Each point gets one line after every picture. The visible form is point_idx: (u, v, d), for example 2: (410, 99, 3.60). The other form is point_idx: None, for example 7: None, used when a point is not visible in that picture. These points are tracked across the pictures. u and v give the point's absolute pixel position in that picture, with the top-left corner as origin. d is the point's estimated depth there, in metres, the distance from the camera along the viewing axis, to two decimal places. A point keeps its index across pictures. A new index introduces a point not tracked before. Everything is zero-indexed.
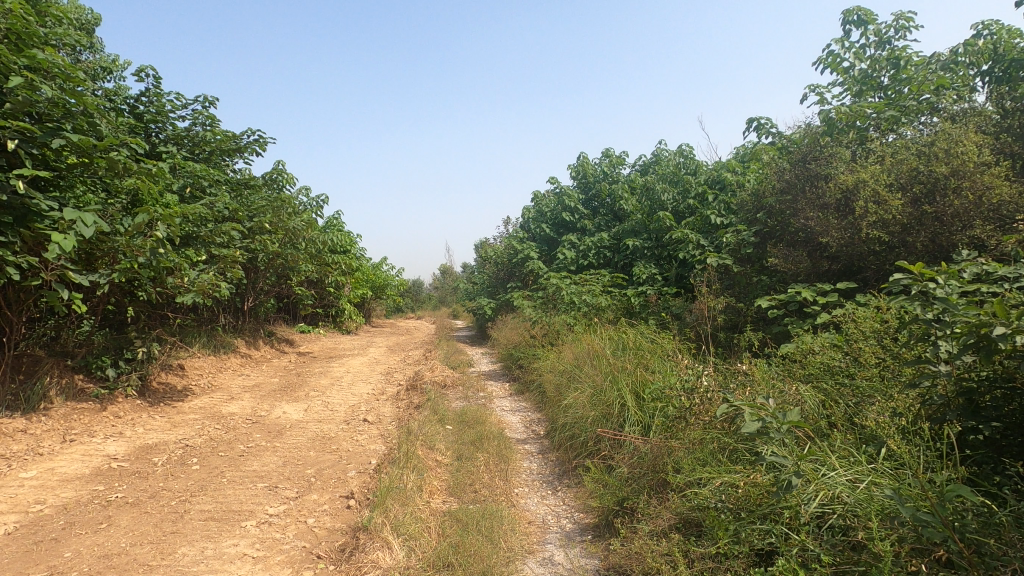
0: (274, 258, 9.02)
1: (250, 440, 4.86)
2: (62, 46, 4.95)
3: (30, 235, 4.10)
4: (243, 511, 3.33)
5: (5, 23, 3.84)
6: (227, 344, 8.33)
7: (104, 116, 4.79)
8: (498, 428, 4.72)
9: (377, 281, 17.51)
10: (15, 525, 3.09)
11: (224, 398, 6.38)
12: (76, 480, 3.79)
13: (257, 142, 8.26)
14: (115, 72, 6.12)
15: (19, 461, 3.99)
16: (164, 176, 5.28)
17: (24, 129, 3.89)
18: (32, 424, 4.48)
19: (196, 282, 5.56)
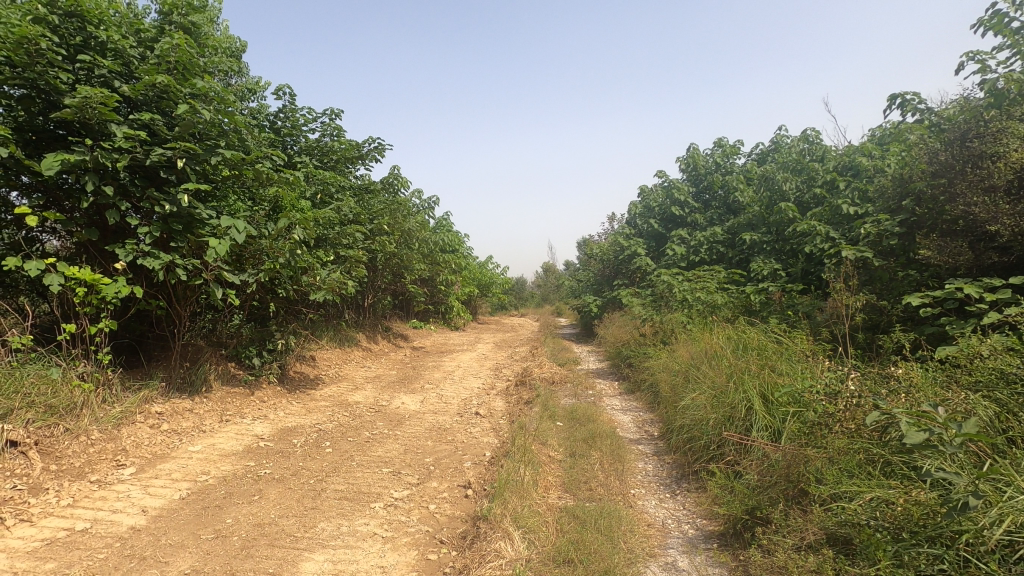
0: (391, 258, 9.60)
1: (374, 427, 5.22)
2: (217, 74, 5.61)
3: (193, 240, 4.68)
4: (371, 493, 3.58)
5: (175, 57, 4.43)
6: (350, 338, 9.02)
7: (251, 133, 5.37)
8: (610, 426, 4.66)
9: (483, 280, 18.01)
10: (187, 491, 3.56)
11: (350, 387, 6.91)
12: (232, 455, 4.29)
13: (376, 148, 8.83)
14: (259, 92, 6.83)
15: (188, 436, 4.59)
16: (300, 185, 5.81)
17: (190, 149, 4.46)
18: (197, 405, 5.13)
19: (326, 280, 6.07)
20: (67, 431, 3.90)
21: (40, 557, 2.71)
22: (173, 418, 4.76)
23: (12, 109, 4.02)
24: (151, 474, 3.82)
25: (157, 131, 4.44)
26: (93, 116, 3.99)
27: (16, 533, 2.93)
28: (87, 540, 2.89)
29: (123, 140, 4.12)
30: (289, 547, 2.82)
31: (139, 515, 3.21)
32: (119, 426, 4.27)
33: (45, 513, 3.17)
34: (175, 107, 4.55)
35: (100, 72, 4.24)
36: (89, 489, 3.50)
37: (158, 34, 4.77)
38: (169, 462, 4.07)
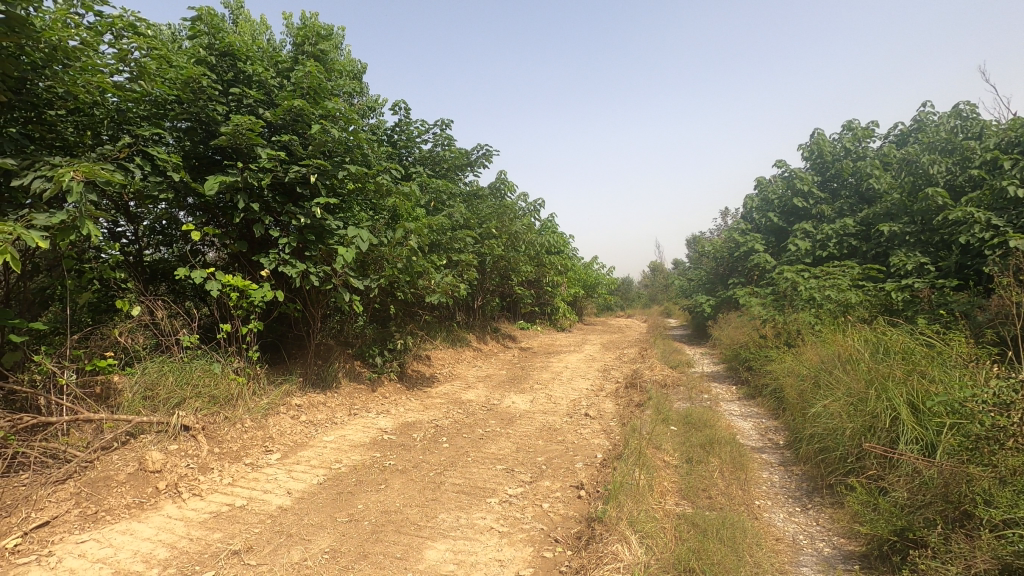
0: (499, 261, 9.84)
1: (487, 425, 5.38)
2: (343, 96, 6.12)
3: (325, 249, 5.13)
4: (487, 489, 3.70)
5: (307, 83, 4.89)
6: (462, 339, 9.39)
7: (372, 148, 5.78)
8: (730, 433, 4.42)
9: (588, 280, 17.88)
10: (324, 477, 3.92)
11: (462, 386, 7.19)
12: (360, 446, 4.64)
13: (484, 154, 9.11)
14: (378, 109, 7.33)
15: (322, 426, 5.05)
16: (416, 194, 6.15)
17: (322, 166, 4.88)
18: (329, 399, 5.63)
19: (440, 284, 6.37)
20: (226, 418, 4.46)
21: (209, 528, 3.12)
22: (310, 410, 5.26)
23: (180, 140, 4.65)
24: (294, 460, 4.26)
25: (294, 151, 4.93)
26: (243, 141, 4.51)
27: (190, 505, 3.40)
28: (245, 515, 3.28)
29: (266, 160, 4.62)
30: (414, 534, 3.00)
31: (285, 496, 3.59)
32: (267, 416, 4.80)
33: (211, 489, 3.65)
34: (308, 129, 5.02)
35: (247, 102, 4.80)
36: (245, 470, 3.97)
37: (292, 64, 5.30)
38: (308, 450, 4.50)
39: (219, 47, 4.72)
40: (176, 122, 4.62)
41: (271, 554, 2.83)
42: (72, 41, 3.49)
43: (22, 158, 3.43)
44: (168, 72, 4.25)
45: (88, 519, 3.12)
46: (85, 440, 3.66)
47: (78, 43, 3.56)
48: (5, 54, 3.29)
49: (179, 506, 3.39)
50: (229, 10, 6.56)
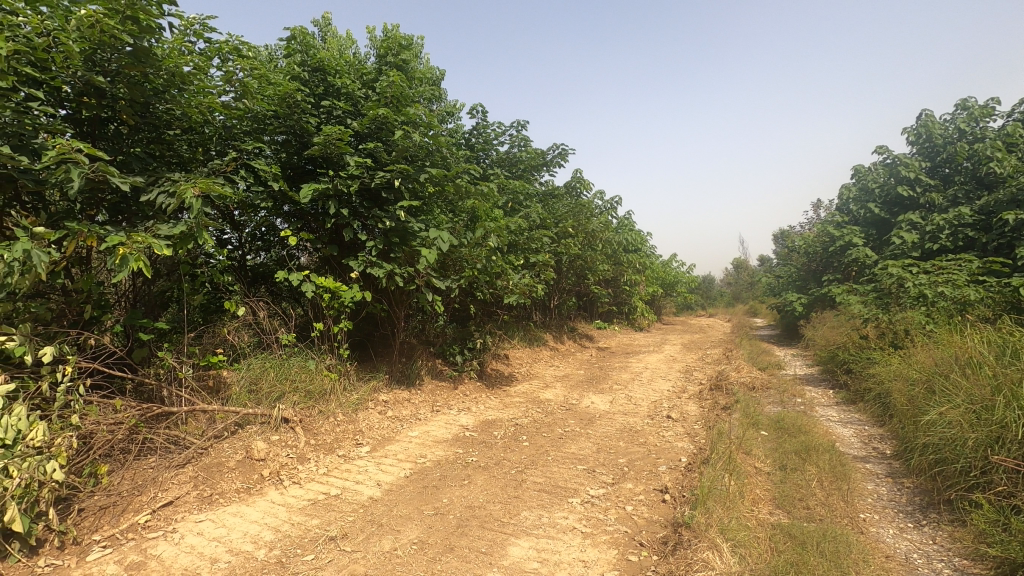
0: (576, 260, 9.77)
1: (566, 425, 5.36)
2: (423, 103, 6.33)
3: (408, 251, 5.32)
4: (568, 488, 3.69)
5: (391, 92, 5.09)
6: (539, 338, 9.42)
7: (452, 152, 5.93)
8: (828, 440, 4.14)
9: (667, 279, 17.36)
10: (410, 470, 4.07)
11: (541, 385, 7.22)
12: (444, 442, 4.78)
13: (560, 153, 9.09)
14: (456, 114, 7.51)
15: (407, 422, 5.25)
16: (494, 195, 6.24)
17: (405, 170, 5.07)
18: (413, 395, 5.84)
19: (518, 284, 6.43)
20: (320, 412, 4.75)
21: (308, 514, 3.34)
22: (396, 406, 5.48)
23: (277, 152, 5.00)
24: (382, 453, 4.46)
25: (379, 158, 5.16)
26: (333, 150, 4.77)
27: (291, 492, 3.65)
28: (339, 504, 3.48)
29: (355, 168, 4.86)
30: (497, 530, 3.05)
31: (375, 487, 3.76)
32: (356, 411, 5.06)
33: (309, 478, 3.90)
34: (391, 136, 5.22)
35: (336, 114, 5.07)
36: (338, 461, 4.21)
37: (377, 75, 5.54)
38: (395, 444, 4.69)
39: (311, 63, 5.03)
40: (274, 135, 4.96)
41: (364, 542, 2.98)
42: (187, 67, 3.85)
43: (148, 175, 3.82)
44: (267, 89, 4.57)
45: (204, 500, 3.42)
46: (200, 429, 4.03)
47: (192, 69, 3.92)
48: (134, 82, 3.68)
49: (281, 492, 3.65)
50: (318, 28, 6.98)
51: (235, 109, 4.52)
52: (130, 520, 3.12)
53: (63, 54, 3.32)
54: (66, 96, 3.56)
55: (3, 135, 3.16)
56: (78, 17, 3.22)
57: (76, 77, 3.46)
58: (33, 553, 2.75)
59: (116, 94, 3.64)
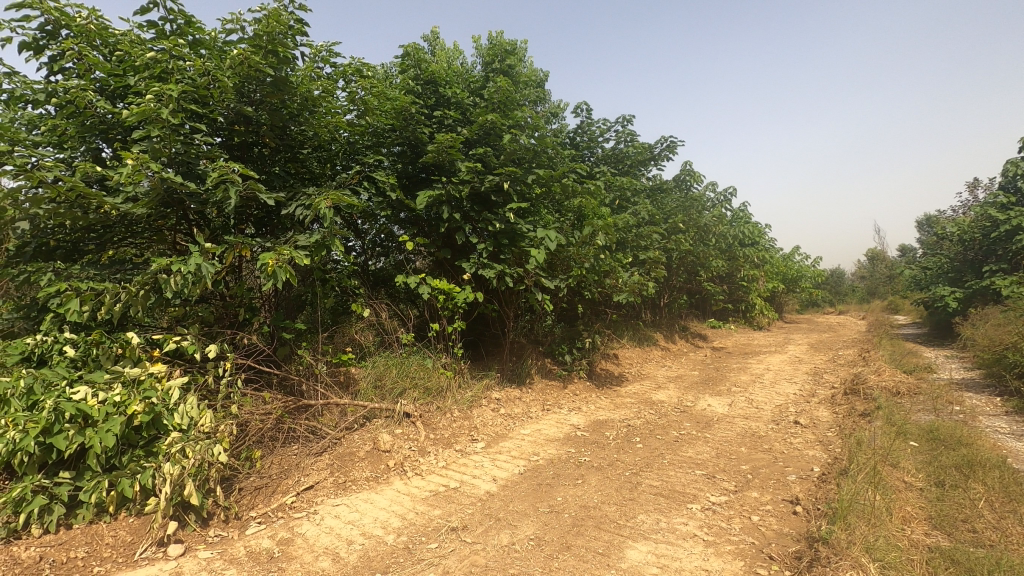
0: (687, 256, 9.37)
1: (682, 428, 5.17)
2: (528, 106, 6.41)
3: (517, 252, 5.41)
4: (687, 494, 3.55)
5: (498, 97, 5.22)
6: (649, 338, 9.16)
7: (558, 151, 5.95)
8: (998, 455, 3.59)
9: (789, 274, 16.09)
10: (524, 467, 4.15)
11: (653, 385, 7.02)
12: (556, 441, 4.81)
13: (668, 146, 8.78)
14: (560, 114, 7.52)
15: (520, 420, 5.34)
16: (601, 193, 6.16)
17: (513, 173, 5.17)
18: (525, 394, 5.94)
19: (627, 282, 6.28)
20: (438, 408, 5.00)
21: (431, 504, 3.52)
22: (508, 404, 5.61)
23: (395, 163, 5.33)
24: (496, 450, 4.58)
25: (488, 162, 5.30)
26: (445, 158, 4.99)
27: (414, 483, 3.87)
28: (459, 497, 3.63)
29: (465, 173, 5.05)
30: (613, 532, 3.02)
31: (492, 482, 3.88)
32: (471, 408, 5.25)
33: (429, 470, 4.11)
34: (499, 140, 5.35)
35: (447, 122, 5.30)
36: (456, 456, 4.39)
37: (483, 82, 5.71)
38: (508, 441, 4.80)
39: (423, 76, 5.30)
40: (391, 148, 5.30)
41: (484, 534, 3.08)
42: (317, 91, 4.23)
43: (287, 191, 4.26)
44: (385, 105, 4.87)
45: (339, 486, 3.74)
46: (334, 421, 4.41)
47: (321, 92, 4.29)
48: (274, 109, 4.12)
49: (405, 482, 3.89)
50: (428, 43, 7.33)
51: (357, 125, 4.88)
52: (279, 500, 3.49)
53: (219, 89, 3.81)
54: (221, 125, 4.07)
55: (175, 165, 3.70)
56: (231, 57, 3.67)
57: (229, 109, 3.94)
58: (204, 524, 3.18)
59: (260, 121, 4.09)
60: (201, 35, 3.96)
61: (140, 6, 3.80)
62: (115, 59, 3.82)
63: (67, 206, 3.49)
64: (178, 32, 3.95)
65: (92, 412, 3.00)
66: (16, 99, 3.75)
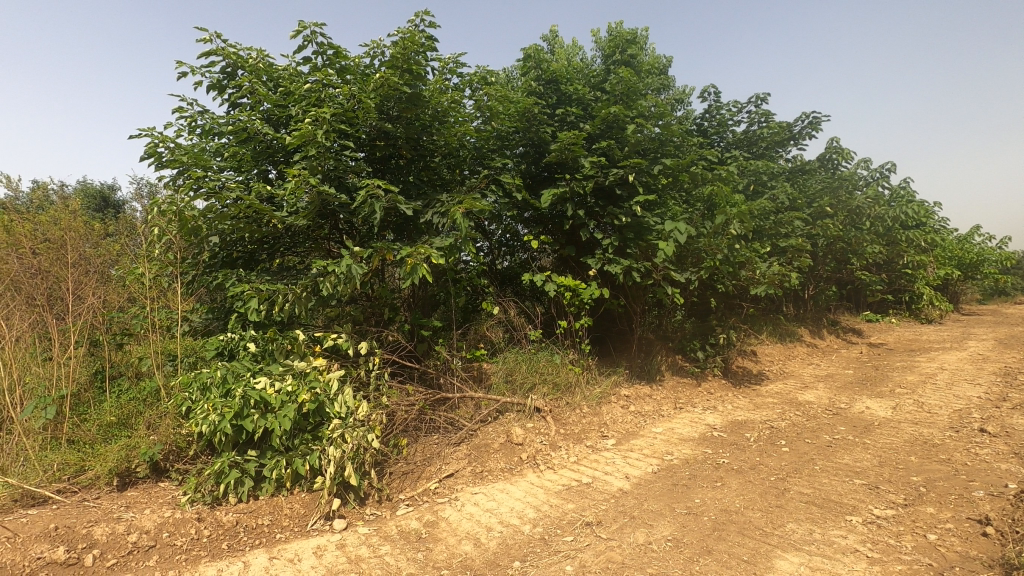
0: (835, 243, 8.47)
1: (836, 431, 4.70)
2: (652, 94, 6.21)
3: (645, 246, 5.27)
4: (845, 504, 3.23)
5: (621, 89, 5.13)
6: (792, 333, 8.44)
7: (685, 139, 5.70)
8: None
9: (967, 258, 13.85)
10: (658, 466, 4.05)
11: (798, 385, 6.45)
12: (690, 440, 4.63)
13: (811, 122, 8.00)
14: (686, 99, 7.19)
15: (651, 418, 5.22)
16: (734, 179, 5.80)
17: (638, 165, 5.04)
18: (655, 391, 5.79)
19: (767, 273, 5.83)
20: (567, 404, 5.06)
21: (564, 498, 3.58)
22: (638, 401, 5.51)
23: (519, 164, 5.47)
24: (628, 447, 4.52)
25: (612, 156, 5.23)
26: (569, 155, 5.01)
27: (547, 476, 3.96)
28: (592, 492, 3.64)
29: (589, 169, 5.03)
30: (759, 539, 2.84)
31: (625, 479, 3.84)
32: (600, 404, 5.24)
33: (561, 464, 4.16)
34: (623, 132, 5.25)
35: (569, 119, 5.32)
36: (587, 451, 4.40)
37: (605, 75, 5.65)
38: (640, 439, 4.71)
39: (545, 76, 5.37)
40: (515, 149, 5.44)
41: (619, 531, 3.06)
42: (447, 102, 4.48)
43: (423, 199, 4.56)
44: (509, 109, 5.02)
45: (477, 475, 3.94)
46: (469, 413, 4.65)
47: (450, 102, 4.54)
48: (410, 123, 4.45)
49: (538, 475, 3.98)
50: (548, 42, 7.41)
51: (483, 130, 5.08)
52: (424, 486, 3.76)
53: (363, 110, 4.20)
54: (365, 142, 4.48)
55: (329, 181, 4.14)
56: (373, 79, 4.03)
57: (371, 126, 4.34)
58: (361, 503, 3.53)
59: (397, 135, 4.43)
60: (347, 62, 4.39)
61: (297, 44, 4.31)
62: (278, 91, 4.37)
63: (245, 222, 4.06)
64: (327, 62, 4.41)
65: (270, 400, 3.46)
66: (206, 133, 4.45)
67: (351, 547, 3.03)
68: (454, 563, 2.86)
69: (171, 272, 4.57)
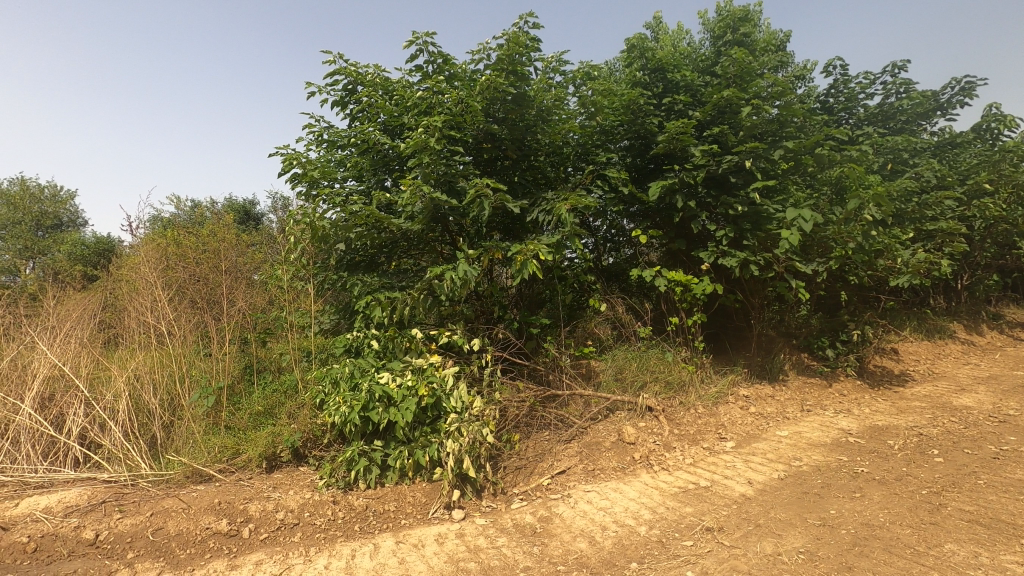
0: (997, 224, 7.35)
1: (1003, 441, 4.08)
2: (769, 73, 5.78)
3: (764, 236, 4.92)
4: (1019, 526, 2.79)
5: (734, 70, 4.83)
6: (942, 329, 7.47)
7: (809, 118, 5.24)
8: None
9: None
10: (785, 473, 3.77)
11: (952, 387, 5.69)
12: (821, 446, 4.26)
13: (962, 88, 7.01)
14: (807, 75, 6.61)
15: (774, 420, 4.87)
16: (867, 159, 5.24)
17: (756, 149, 4.72)
18: (778, 392, 5.40)
19: (910, 261, 5.20)
20: (681, 403, 4.88)
21: (682, 501, 3.45)
22: (759, 402, 5.17)
23: (625, 157, 5.35)
24: (749, 450, 4.26)
25: (725, 142, 4.94)
26: (677, 145, 4.82)
27: (661, 477, 3.84)
28: (712, 497, 3.48)
29: (700, 158, 4.80)
30: (911, 559, 2.54)
31: (747, 485, 3.62)
32: (717, 404, 4.99)
33: (677, 466, 4.02)
34: (737, 116, 4.95)
35: (677, 108, 5.12)
36: (704, 454, 4.21)
37: (715, 58, 5.35)
38: (762, 442, 4.42)
39: (650, 65, 5.20)
40: (620, 143, 5.34)
41: (743, 539, 2.90)
42: (550, 100, 4.50)
43: (529, 198, 4.62)
44: (613, 102, 4.93)
45: (589, 473, 3.92)
46: (579, 410, 4.64)
47: (554, 100, 4.55)
48: (514, 124, 4.53)
49: (653, 476, 3.88)
50: (652, 30, 7.17)
51: (587, 125, 5.03)
52: (537, 481, 3.82)
53: (471, 114, 4.34)
54: (472, 146, 4.63)
55: (441, 185, 4.33)
56: (480, 83, 4.16)
57: (478, 130, 4.48)
58: (478, 495, 3.65)
59: (503, 137, 4.55)
60: (454, 69, 4.57)
61: (410, 56, 4.55)
62: (393, 102, 4.64)
63: (366, 228, 4.36)
64: (437, 70, 4.61)
65: (393, 394, 3.69)
66: (331, 146, 4.84)
67: (470, 536, 3.15)
68: (569, 560, 2.87)
69: (304, 277, 5.03)
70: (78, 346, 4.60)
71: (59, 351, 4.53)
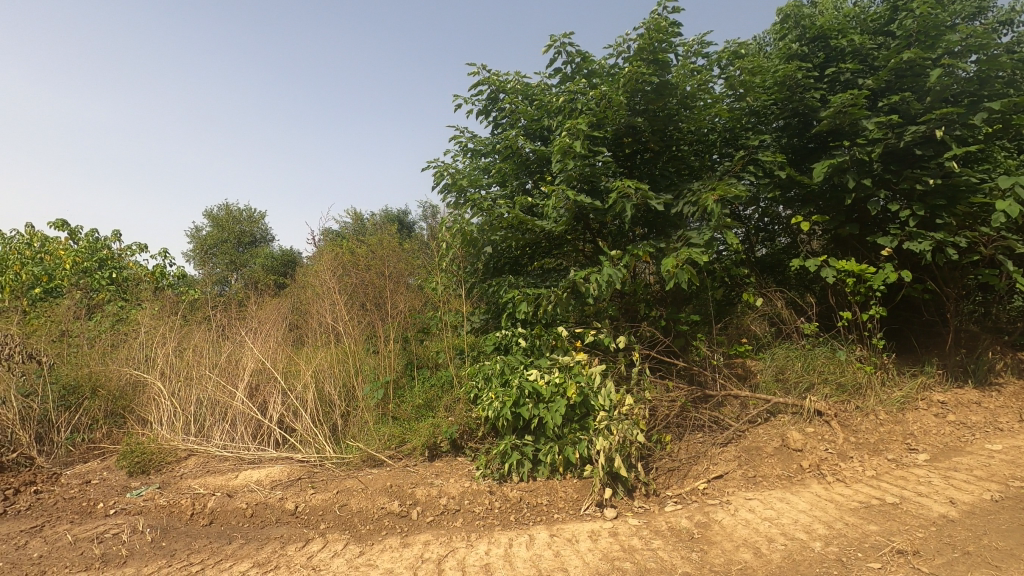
0: None
1: None
2: (962, 23, 4.90)
3: (963, 214, 4.19)
4: None
5: (917, 26, 4.18)
6: None
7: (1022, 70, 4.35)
8: None
9: None
10: (1000, 494, 3.18)
11: None
12: None
13: None
14: (1016, 19, 5.49)
15: (981, 431, 4.14)
16: None
17: (949, 115, 4.04)
18: (986, 399, 4.57)
19: None
20: (857, 408, 4.36)
21: (864, 518, 3.08)
22: (960, 410, 4.42)
23: (781, 138, 4.91)
24: (949, 465, 3.67)
25: (908, 110, 4.30)
26: (845, 120, 4.29)
27: (837, 489, 3.46)
28: (903, 515, 3.05)
29: (876, 131, 4.23)
30: None
31: (949, 505, 3.12)
32: (903, 410, 4.37)
33: (855, 477, 3.59)
34: (921, 79, 4.27)
35: (844, 77, 4.57)
36: (889, 466, 3.71)
37: (891, 15, 4.67)
38: (966, 457, 3.78)
39: (810, 33, 4.70)
40: (775, 123, 4.91)
41: (948, 568, 2.51)
42: (694, 86, 4.29)
43: (673, 190, 4.44)
44: (766, 80, 4.55)
45: (749, 480, 3.68)
46: (736, 412, 4.36)
47: (699, 86, 4.32)
48: (656, 115, 4.40)
49: (826, 488, 3.51)
50: None
51: (736, 108, 4.72)
52: (692, 485, 3.67)
53: (613, 110, 4.29)
54: (613, 141, 4.58)
55: (582, 184, 4.35)
56: (621, 77, 4.10)
57: (620, 124, 4.40)
58: (630, 495, 3.60)
59: (645, 129, 4.43)
60: (593, 66, 4.56)
61: (549, 59, 4.63)
62: (533, 106, 4.77)
63: (511, 231, 4.54)
64: (576, 70, 4.64)
65: (542, 391, 3.79)
66: (476, 155, 5.12)
67: (624, 536, 3.12)
68: (733, 570, 2.71)
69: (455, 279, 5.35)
70: (275, 344, 5.41)
71: (261, 348, 5.36)
